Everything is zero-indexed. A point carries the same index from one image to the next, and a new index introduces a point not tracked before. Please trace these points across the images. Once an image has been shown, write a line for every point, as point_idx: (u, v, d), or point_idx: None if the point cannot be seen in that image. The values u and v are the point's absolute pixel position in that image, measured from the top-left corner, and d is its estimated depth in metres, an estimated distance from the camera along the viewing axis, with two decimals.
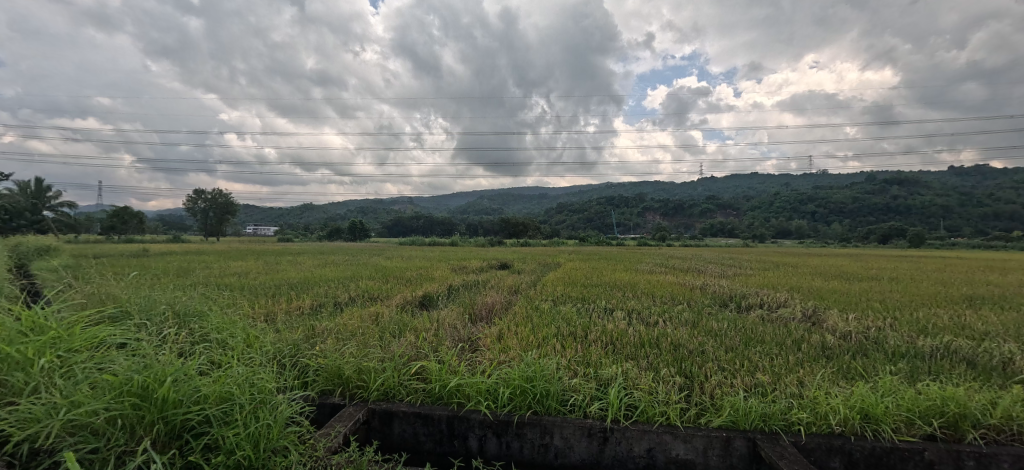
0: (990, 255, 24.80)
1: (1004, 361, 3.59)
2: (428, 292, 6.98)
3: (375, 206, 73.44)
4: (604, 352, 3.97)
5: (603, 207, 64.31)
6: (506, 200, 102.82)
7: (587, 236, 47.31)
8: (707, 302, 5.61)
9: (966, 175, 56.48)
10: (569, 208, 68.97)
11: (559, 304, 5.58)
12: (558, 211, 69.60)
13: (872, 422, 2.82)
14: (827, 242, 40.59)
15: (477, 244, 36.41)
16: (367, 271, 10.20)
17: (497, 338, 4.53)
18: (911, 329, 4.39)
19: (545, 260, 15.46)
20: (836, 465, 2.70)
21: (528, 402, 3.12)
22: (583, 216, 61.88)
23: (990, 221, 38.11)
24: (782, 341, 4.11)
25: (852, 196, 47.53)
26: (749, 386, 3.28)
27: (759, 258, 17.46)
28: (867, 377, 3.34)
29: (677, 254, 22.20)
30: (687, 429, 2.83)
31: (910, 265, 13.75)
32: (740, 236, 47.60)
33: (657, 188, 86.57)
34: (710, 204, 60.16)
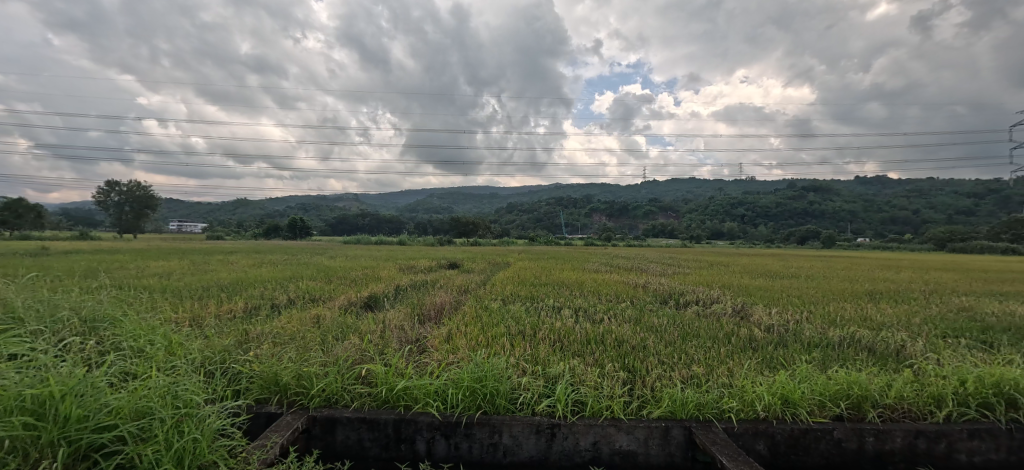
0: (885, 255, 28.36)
1: (898, 348, 4.09)
2: (374, 293, 6.71)
3: (318, 203, 69.84)
4: (552, 349, 4.04)
5: (553, 208, 65.79)
6: (457, 199, 101.97)
7: (537, 236, 48.11)
8: (649, 299, 5.89)
9: (869, 184, 64.00)
10: (520, 208, 69.74)
11: (508, 304, 5.61)
12: (509, 211, 70.18)
13: (791, 406, 3.11)
14: (754, 242, 44.28)
15: (426, 243, 35.83)
16: (307, 271, 9.66)
17: (446, 339, 4.47)
18: (823, 321, 4.88)
19: (494, 259, 15.47)
20: (762, 447, 2.94)
21: (477, 401, 3.10)
22: (534, 216, 62.83)
23: (887, 225, 43.53)
24: (715, 335, 4.41)
25: (776, 201, 52.22)
26: (686, 378, 3.48)
27: (695, 257, 18.67)
28: (787, 366, 3.67)
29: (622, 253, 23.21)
30: (629, 421, 2.96)
31: (823, 264, 15.28)
32: (679, 237, 50.61)
33: (605, 190, 89.87)
34: (652, 207, 63.40)
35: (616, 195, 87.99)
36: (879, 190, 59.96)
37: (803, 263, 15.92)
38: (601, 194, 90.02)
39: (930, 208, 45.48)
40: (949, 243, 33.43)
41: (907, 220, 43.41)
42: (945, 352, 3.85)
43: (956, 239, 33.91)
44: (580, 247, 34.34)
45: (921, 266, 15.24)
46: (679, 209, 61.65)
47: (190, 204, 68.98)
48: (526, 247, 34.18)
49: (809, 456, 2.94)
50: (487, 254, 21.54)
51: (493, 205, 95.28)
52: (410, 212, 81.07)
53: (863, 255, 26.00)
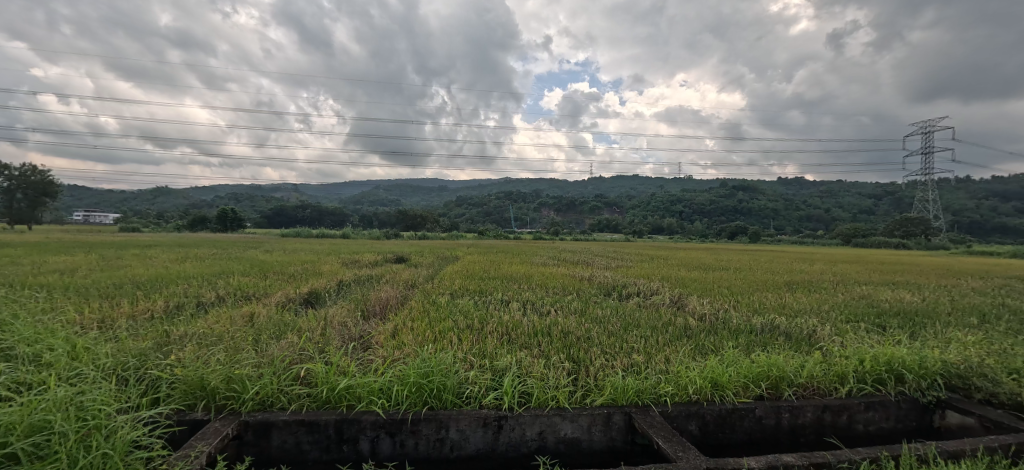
0: (799, 248, 31.51)
1: (810, 332, 4.54)
2: (314, 288, 6.36)
3: (253, 193, 65.12)
4: (499, 342, 4.06)
5: (502, 202, 66.21)
6: (406, 191, 99.37)
7: (486, 230, 48.14)
8: (594, 292, 6.09)
9: (790, 185, 70.46)
10: (470, 201, 69.29)
11: (456, 298, 5.56)
12: (459, 204, 69.57)
13: (719, 388, 3.34)
14: (690, 237, 47.33)
15: (371, 236, 34.55)
16: (236, 266, 8.95)
17: (391, 335, 4.33)
18: (749, 310, 5.32)
19: (441, 253, 15.28)
20: (694, 428, 3.15)
21: (423, 398, 3.03)
22: (484, 210, 62.90)
23: (804, 222, 48.24)
24: (654, 325, 4.65)
25: (711, 198, 55.92)
26: (627, 366, 3.64)
27: (637, 251, 19.59)
28: (717, 351, 3.95)
29: (569, 247, 23.87)
30: (574, 409, 3.04)
31: (749, 257, 16.61)
32: (622, 231, 52.91)
33: (555, 186, 91.76)
34: (598, 202, 65.66)
35: (565, 190, 90.09)
36: (798, 190, 66.17)
37: (734, 256, 17.17)
38: (551, 189, 91.79)
39: (839, 207, 50.93)
40: (853, 238, 37.64)
41: (820, 218, 48.32)
42: (847, 335, 4.34)
43: (859, 236, 38.26)
44: (529, 241, 34.83)
45: (832, 259, 16.99)
46: (623, 205, 64.27)
47: (99, 193, 61.58)
48: (475, 241, 34.07)
49: (734, 432, 3.21)
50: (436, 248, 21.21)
51: (443, 198, 93.91)
52: (354, 204, 77.98)
53: (782, 249, 28.62)
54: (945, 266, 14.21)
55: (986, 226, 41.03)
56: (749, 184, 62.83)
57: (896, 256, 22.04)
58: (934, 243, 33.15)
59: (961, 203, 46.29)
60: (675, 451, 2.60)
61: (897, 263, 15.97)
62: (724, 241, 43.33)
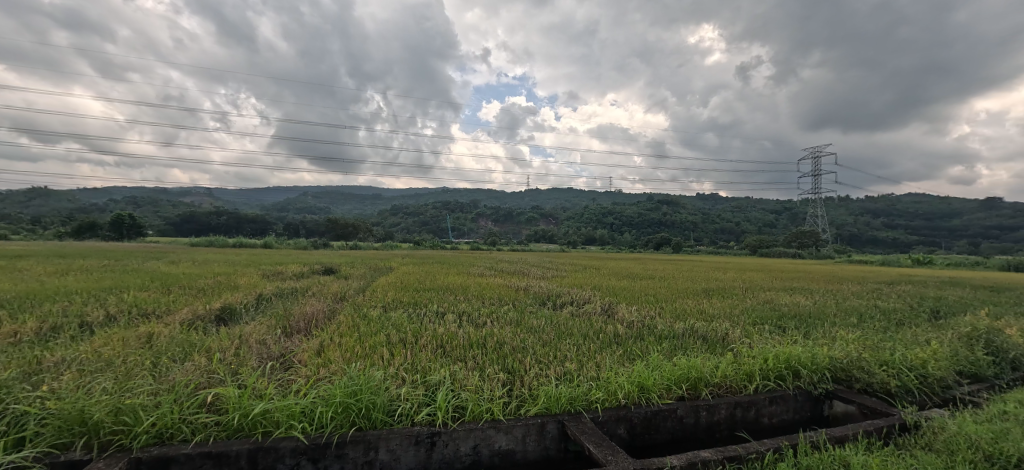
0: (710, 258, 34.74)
1: (723, 334, 4.97)
2: (229, 304, 5.78)
3: (157, 197, 58.33)
4: (434, 355, 3.96)
5: (440, 212, 65.75)
6: (339, 199, 94.74)
7: (422, 239, 47.34)
8: (529, 302, 6.17)
9: (709, 200, 77.34)
10: (408, 210, 67.77)
11: (389, 310, 5.35)
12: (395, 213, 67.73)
13: (645, 392, 3.52)
14: (620, 247, 50.11)
15: (297, 246, 32.46)
16: (133, 279, 7.91)
17: (317, 352, 4.04)
18: (671, 316, 5.71)
19: (375, 264, 14.75)
20: (622, 431, 3.28)
21: (351, 418, 2.85)
22: (420, 220, 61.95)
23: (718, 234, 53.19)
24: (586, 333, 4.80)
25: (639, 211, 59.77)
26: (559, 374, 3.72)
27: (571, 261, 20.29)
28: (643, 356, 4.17)
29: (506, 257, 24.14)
30: (508, 421, 3.02)
31: (671, 267, 17.94)
32: (557, 242, 54.79)
33: (495, 196, 92.74)
34: (535, 214, 67.42)
35: (504, 201, 91.31)
36: (714, 205, 73.00)
37: (659, 266, 18.38)
38: (491, 200, 92.55)
39: (747, 221, 56.95)
40: (758, 248, 42.16)
41: (730, 230, 53.66)
42: (754, 336, 4.81)
43: (763, 246, 42.93)
44: (465, 251, 34.79)
45: (741, 267, 18.85)
46: (559, 216, 66.51)
47: None
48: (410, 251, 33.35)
49: (658, 433, 3.39)
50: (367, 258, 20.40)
51: (379, 206, 90.82)
52: (280, 210, 72.79)
53: (699, 258, 31.30)
54: (826, 272, 16.48)
55: (860, 238, 48.15)
56: (673, 199, 68.09)
57: (787, 264, 25.25)
58: (821, 253, 38.21)
59: (842, 218, 53.83)
60: (605, 455, 2.69)
61: (791, 270, 18.17)
62: (650, 251, 46.40)
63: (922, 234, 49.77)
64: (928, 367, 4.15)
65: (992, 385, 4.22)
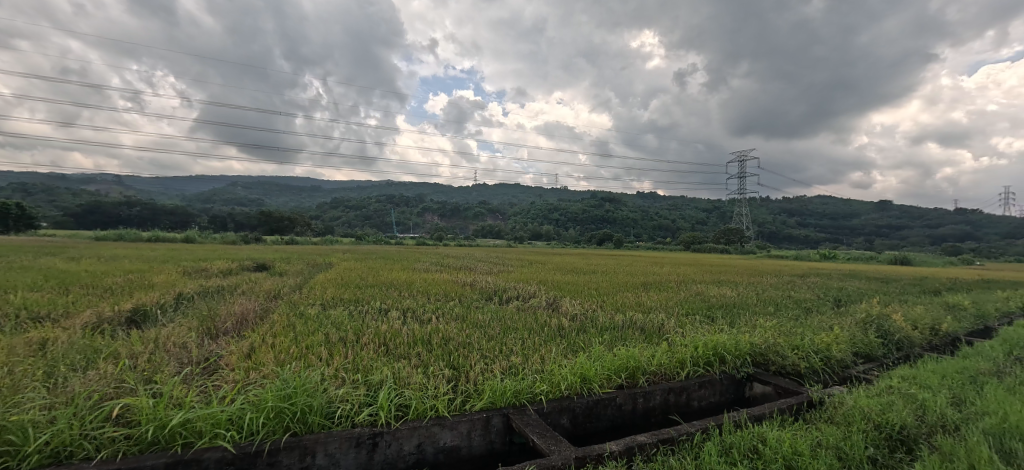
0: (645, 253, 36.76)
1: (659, 325, 5.28)
2: (143, 304, 5.22)
3: (53, 184, 51.24)
4: (376, 354, 3.83)
5: (384, 206, 63.92)
6: (275, 190, 88.80)
7: (365, 234, 45.70)
8: (475, 297, 6.16)
9: (649, 198, 81.53)
10: (351, 203, 64.96)
11: (328, 308, 5.10)
12: (336, 206, 64.59)
13: (587, 382, 3.64)
14: (565, 242, 51.56)
15: (224, 241, 30.04)
16: (21, 277, 6.93)
17: (246, 355, 3.76)
18: (612, 308, 5.97)
19: (313, 260, 14.00)
20: (565, 421, 3.38)
21: (284, 423, 2.69)
22: (363, 214, 59.78)
23: (656, 231, 56.30)
24: (531, 327, 4.88)
25: (584, 208, 61.79)
26: (505, 368, 3.75)
27: (517, 256, 20.56)
28: (585, 349, 4.31)
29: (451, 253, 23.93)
30: (453, 417, 3.00)
31: (611, 262, 18.73)
32: (504, 237, 55.22)
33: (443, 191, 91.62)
34: (483, 209, 67.40)
35: (453, 196, 90.34)
36: (653, 203, 77.19)
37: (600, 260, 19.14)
38: (440, 195, 91.17)
39: (682, 218, 60.78)
40: (691, 245, 45.16)
41: (667, 227, 57.04)
42: (686, 326, 5.16)
43: (695, 242, 46.03)
44: (409, 247, 34.13)
45: (674, 262, 20.15)
46: (507, 212, 67.10)
47: None
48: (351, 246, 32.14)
49: (599, 421, 3.53)
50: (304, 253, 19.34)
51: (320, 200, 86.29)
52: (204, 201, 66.84)
53: (636, 254, 33.04)
54: (747, 267, 18.09)
55: (778, 235, 53.21)
56: (616, 197, 71.09)
57: (712, 259, 27.43)
58: (744, 249, 41.80)
59: (764, 217, 59.05)
60: (548, 445, 2.75)
61: (718, 265, 19.71)
62: (593, 247, 48.18)
63: (828, 232, 55.87)
64: (831, 350, 4.69)
65: (881, 363, 4.85)
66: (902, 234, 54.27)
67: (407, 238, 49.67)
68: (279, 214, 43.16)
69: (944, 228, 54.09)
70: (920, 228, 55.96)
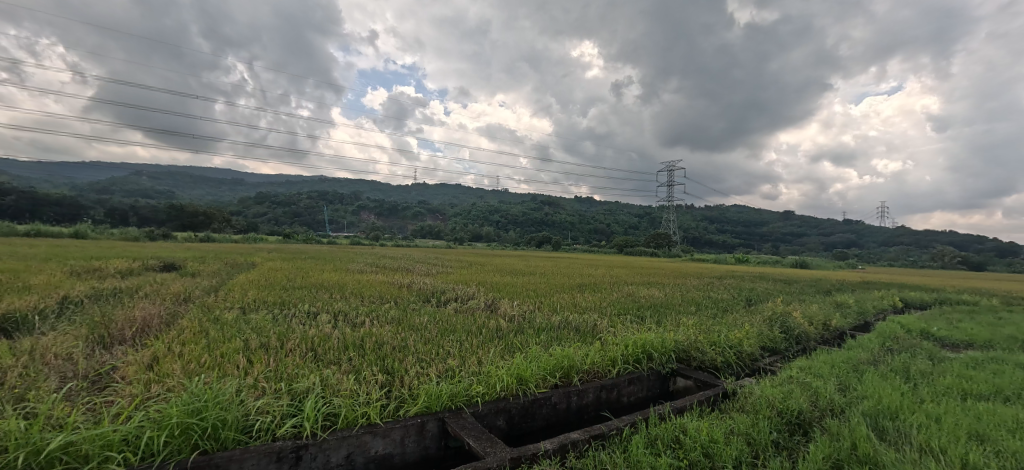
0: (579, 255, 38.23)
1: (594, 324, 5.50)
2: (14, 310, 4.45)
3: None
4: (302, 360, 3.60)
5: (315, 203, 60.64)
6: (192, 182, 80.59)
7: (294, 232, 42.93)
8: (412, 299, 6.02)
9: (587, 201, 84.86)
10: (279, 199, 60.68)
11: (249, 312, 4.70)
12: (262, 201, 60.02)
13: (523, 383, 3.69)
14: (505, 244, 52.10)
15: (121, 237, 26.70)
16: None
17: (147, 366, 3.36)
18: (550, 309, 6.12)
19: (232, 259, 12.87)
20: (501, 422, 3.41)
21: (192, 441, 2.43)
22: (292, 211, 56.17)
23: (593, 234, 58.74)
24: (468, 329, 4.86)
25: (524, 211, 63.01)
26: (441, 371, 3.69)
27: (456, 257, 20.44)
28: (523, 350, 4.37)
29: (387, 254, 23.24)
30: (385, 424, 2.90)
31: (549, 264, 19.24)
32: (444, 238, 54.65)
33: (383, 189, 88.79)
34: (423, 210, 66.28)
35: (394, 194, 87.80)
36: (592, 207, 80.41)
37: (538, 262, 19.59)
38: (379, 193, 88.15)
39: (617, 222, 63.99)
40: (623, 247, 47.63)
41: (603, 230, 59.59)
42: (618, 325, 5.43)
43: (627, 245, 48.64)
44: (341, 246, 32.76)
45: (606, 264, 21.14)
46: (448, 213, 66.50)
47: None
48: (276, 245, 30.03)
49: (534, 420, 3.60)
50: (222, 251, 17.82)
51: (245, 194, 79.72)
52: (101, 190, 58.86)
53: (570, 256, 34.26)
54: (673, 269, 19.42)
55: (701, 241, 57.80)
56: (555, 202, 73.31)
57: (640, 261, 29.22)
58: (670, 252, 44.96)
59: (689, 222, 63.84)
60: (484, 447, 2.75)
61: (648, 267, 20.97)
62: (532, 249, 49.11)
63: (742, 239, 61.70)
64: (743, 344, 5.18)
65: (783, 356, 5.43)
66: (802, 241, 61.35)
67: (341, 237, 47.45)
68: (193, 208, 39.28)
69: (835, 236, 61.98)
70: (816, 236, 63.58)
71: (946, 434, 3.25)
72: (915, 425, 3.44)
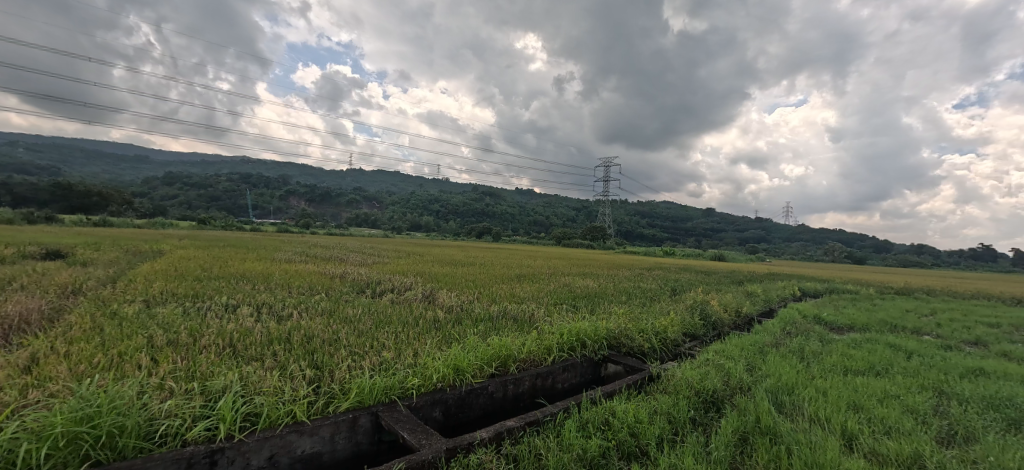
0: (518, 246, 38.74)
1: (531, 314, 5.64)
2: None
3: None
4: (219, 357, 3.32)
5: (237, 187, 55.64)
6: (83, 157, 70.23)
7: (210, 218, 39.11)
8: (345, 290, 5.76)
9: (529, 195, 86.23)
10: (194, 180, 54.81)
11: (154, 306, 4.24)
12: (173, 183, 53.93)
13: (460, 373, 3.70)
14: (446, 234, 51.43)
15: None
16: None
17: (24, 369, 2.91)
18: (489, 299, 6.17)
19: (133, 246, 11.47)
20: (437, 414, 3.40)
21: (82, 452, 2.16)
22: (208, 194, 51.07)
23: (534, 225, 59.82)
24: (405, 320, 4.77)
25: (466, 201, 62.57)
26: (375, 364, 3.59)
27: (393, 247, 19.82)
28: (460, 340, 4.38)
29: (318, 242, 22.03)
30: (313, 422, 2.77)
31: (488, 254, 19.31)
32: (382, 226, 52.78)
33: (315, 174, 83.58)
34: (359, 198, 63.48)
35: (328, 180, 83.05)
36: (534, 200, 81.79)
37: (478, 253, 19.58)
38: (312, 178, 82.96)
39: (556, 215, 65.71)
40: (562, 240, 49.04)
41: (543, 222, 60.84)
42: (554, 315, 5.62)
43: (565, 237, 50.15)
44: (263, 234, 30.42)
45: (544, 255, 21.71)
46: (386, 201, 64.30)
47: None
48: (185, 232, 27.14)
49: (471, 410, 3.63)
50: (118, 237, 15.74)
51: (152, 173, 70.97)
52: None
53: (508, 247, 34.65)
54: (607, 260, 20.38)
55: (634, 235, 61.08)
56: (498, 194, 73.65)
57: (575, 253, 30.30)
58: (605, 245, 47.06)
59: (624, 216, 67.15)
60: (419, 440, 2.74)
61: (584, 258, 21.85)
62: (473, 239, 48.98)
63: (670, 233, 66.15)
64: (667, 331, 5.59)
65: (701, 340, 5.95)
66: (721, 236, 67.12)
67: (267, 224, 44.02)
68: (85, 188, 34.32)
69: (748, 232, 68.55)
70: (733, 232, 69.85)
71: (830, 405, 3.76)
72: (806, 398, 3.95)
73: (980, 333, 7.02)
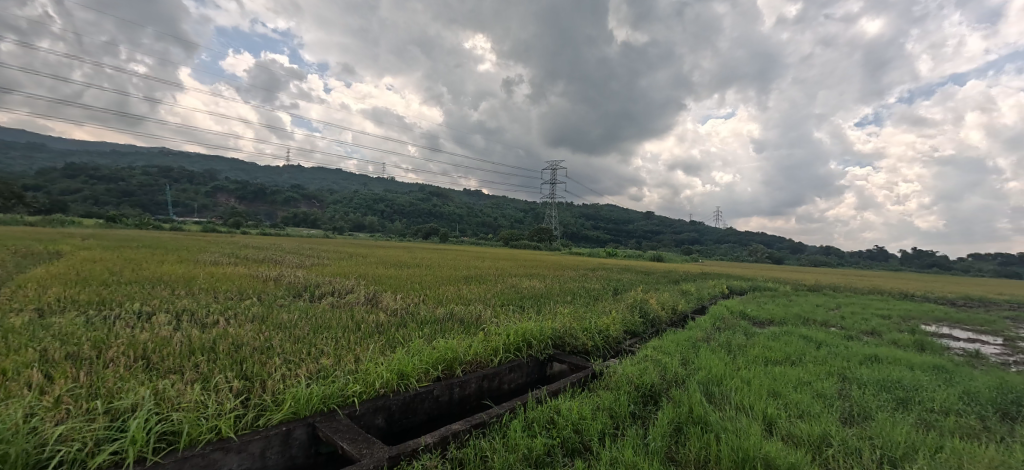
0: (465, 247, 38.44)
1: (478, 316, 5.64)
2: None
3: None
4: (130, 371, 3.01)
5: (153, 182, 50.37)
6: None
7: (121, 215, 35.02)
8: (280, 294, 5.42)
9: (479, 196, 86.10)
10: (101, 174, 48.90)
11: (49, 315, 3.75)
12: (73, 176, 47.74)
13: (405, 378, 3.63)
14: (391, 235, 49.85)
15: None
16: None
17: None
18: (435, 302, 6.09)
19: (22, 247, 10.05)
20: (380, 421, 3.31)
21: None
22: (118, 190, 45.76)
23: (483, 225, 59.74)
24: (345, 325, 4.58)
25: (413, 203, 61.21)
26: (312, 372, 3.42)
27: (333, 248, 18.95)
28: (405, 343, 4.30)
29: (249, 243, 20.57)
30: (242, 438, 2.60)
31: (435, 255, 19.01)
32: (322, 226, 50.19)
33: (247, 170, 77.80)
34: (297, 195, 59.94)
35: (261, 176, 77.59)
36: (484, 201, 81.79)
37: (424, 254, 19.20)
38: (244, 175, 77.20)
39: (504, 216, 66.10)
40: (510, 241, 49.38)
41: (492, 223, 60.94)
42: (501, 315, 5.66)
43: (513, 239, 50.51)
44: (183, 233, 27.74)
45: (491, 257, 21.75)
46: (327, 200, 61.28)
47: None
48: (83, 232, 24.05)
49: (415, 416, 3.57)
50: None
51: (45, 164, 61.99)
52: None
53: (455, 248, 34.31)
54: (553, 261, 20.87)
55: (581, 236, 62.86)
56: (446, 194, 72.80)
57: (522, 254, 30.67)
58: (553, 246, 48.00)
59: (571, 218, 68.99)
60: (359, 449, 2.65)
61: (531, 259, 22.21)
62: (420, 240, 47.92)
63: (614, 235, 68.88)
64: (609, 329, 5.85)
65: (640, 337, 6.27)
66: (660, 238, 70.98)
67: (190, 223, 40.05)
68: None
69: (684, 234, 73.09)
70: (671, 234, 74.13)
71: (753, 394, 4.12)
72: (733, 388, 4.29)
73: (876, 324, 7.99)
